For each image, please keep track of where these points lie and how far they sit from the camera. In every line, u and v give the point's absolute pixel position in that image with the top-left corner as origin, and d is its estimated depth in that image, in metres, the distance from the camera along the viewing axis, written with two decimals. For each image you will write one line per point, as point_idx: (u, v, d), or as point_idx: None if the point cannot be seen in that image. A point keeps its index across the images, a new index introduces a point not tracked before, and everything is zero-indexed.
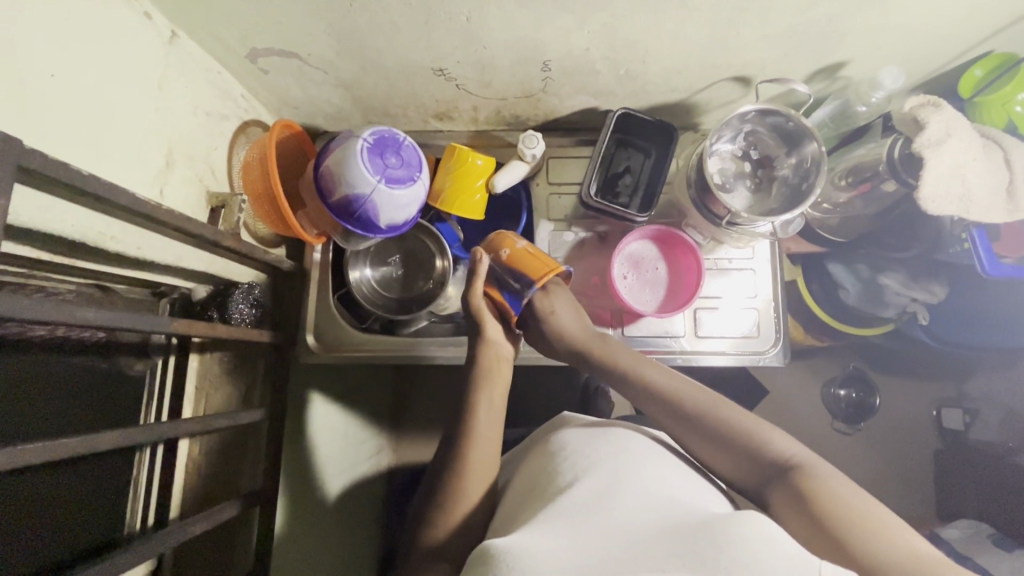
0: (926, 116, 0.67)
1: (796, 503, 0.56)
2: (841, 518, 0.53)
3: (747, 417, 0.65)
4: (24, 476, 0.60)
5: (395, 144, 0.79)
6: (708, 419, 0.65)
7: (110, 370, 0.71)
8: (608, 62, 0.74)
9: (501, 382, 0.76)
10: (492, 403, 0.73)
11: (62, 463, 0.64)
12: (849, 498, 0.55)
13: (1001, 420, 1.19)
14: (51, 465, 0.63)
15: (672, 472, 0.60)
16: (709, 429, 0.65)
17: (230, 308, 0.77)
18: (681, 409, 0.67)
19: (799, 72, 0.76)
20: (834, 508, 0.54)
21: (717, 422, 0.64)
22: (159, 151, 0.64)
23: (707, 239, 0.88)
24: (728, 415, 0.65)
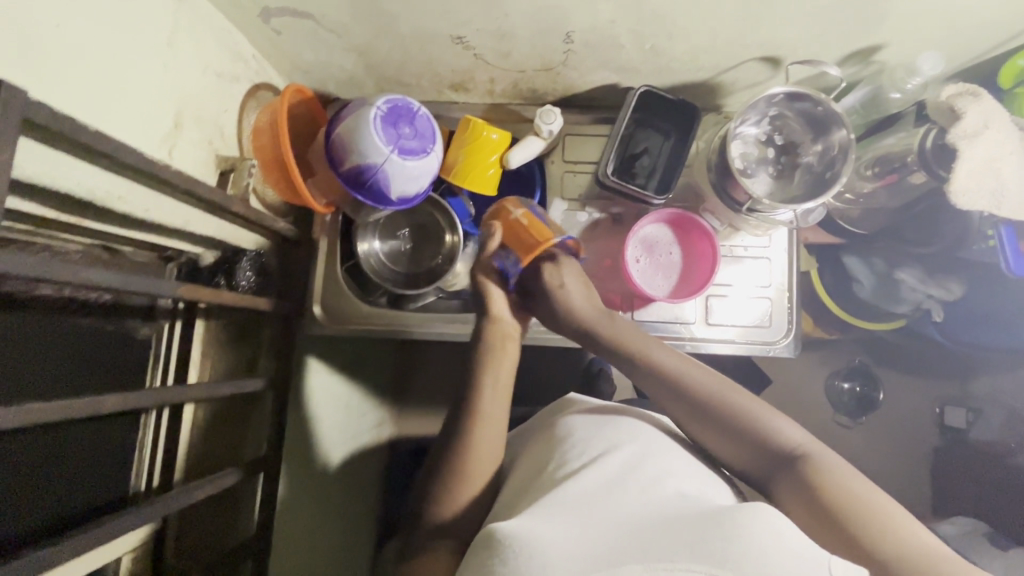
0: (964, 105, 0.64)
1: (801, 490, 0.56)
2: (851, 509, 0.52)
3: (752, 403, 0.64)
4: (30, 434, 0.60)
5: (409, 114, 0.77)
6: (715, 405, 0.64)
7: (117, 332, 0.71)
8: (633, 36, 0.71)
9: (508, 356, 0.76)
10: (499, 379, 0.73)
11: (68, 423, 0.65)
12: (856, 489, 0.54)
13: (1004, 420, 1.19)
14: (57, 424, 0.63)
15: (679, 462, 0.59)
16: (716, 417, 0.64)
17: (236, 274, 0.78)
18: (688, 394, 0.66)
19: (832, 54, 0.73)
20: (842, 501, 0.53)
21: (723, 408, 0.64)
22: (168, 111, 0.62)
23: (724, 225, 0.86)
24: (734, 401, 0.64)
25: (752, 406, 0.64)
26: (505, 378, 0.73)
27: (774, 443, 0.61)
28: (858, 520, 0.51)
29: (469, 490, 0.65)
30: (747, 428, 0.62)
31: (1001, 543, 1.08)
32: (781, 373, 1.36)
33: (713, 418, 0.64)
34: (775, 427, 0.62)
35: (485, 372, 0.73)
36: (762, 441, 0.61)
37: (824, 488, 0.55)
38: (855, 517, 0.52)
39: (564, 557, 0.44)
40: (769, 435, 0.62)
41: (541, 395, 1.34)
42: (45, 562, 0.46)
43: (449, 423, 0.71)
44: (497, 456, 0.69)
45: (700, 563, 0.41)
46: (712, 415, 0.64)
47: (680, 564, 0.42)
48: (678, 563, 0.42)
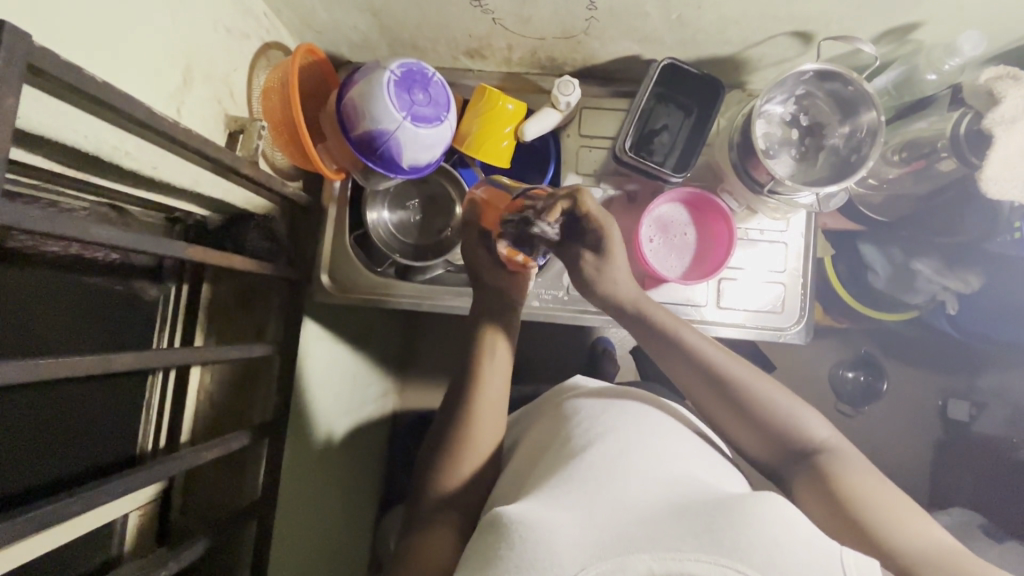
0: (1003, 90, 0.62)
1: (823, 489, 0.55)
2: (873, 512, 0.52)
3: (783, 395, 0.63)
4: (39, 390, 0.60)
5: (424, 80, 0.74)
6: (743, 392, 0.63)
7: (124, 293, 0.71)
8: (660, 4, 0.68)
9: (506, 329, 0.76)
10: (498, 351, 0.73)
11: (76, 380, 0.65)
12: (877, 491, 0.54)
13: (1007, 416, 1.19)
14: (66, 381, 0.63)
15: (685, 445, 0.59)
16: (740, 406, 0.63)
17: (245, 240, 0.74)
18: (715, 382, 0.65)
19: (867, 31, 0.70)
20: (864, 496, 0.53)
21: (752, 397, 0.63)
22: (176, 66, 0.60)
23: (742, 206, 0.84)
24: (764, 391, 0.63)
25: (776, 396, 0.63)
26: (502, 350, 0.74)
27: (796, 440, 0.61)
28: (877, 518, 0.51)
29: (473, 463, 0.65)
30: (767, 418, 0.62)
31: (996, 536, 1.08)
32: (786, 360, 1.36)
33: (736, 404, 0.64)
34: (796, 418, 0.62)
35: (484, 346, 0.73)
36: (783, 431, 0.62)
37: (843, 483, 0.55)
38: (874, 513, 0.52)
39: (572, 543, 0.44)
40: (794, 430, 0.61)
41: (544, 373, 1.34)
42: (55, 515, 0.46)
43: (454, 396, 0.72)
44: (500, 430, 0.69)
45: (709, 552, 0.41)
46: (734, 401, 0.64)
47: (689, 552, 0.42)
48: (685, 552, 0.42)
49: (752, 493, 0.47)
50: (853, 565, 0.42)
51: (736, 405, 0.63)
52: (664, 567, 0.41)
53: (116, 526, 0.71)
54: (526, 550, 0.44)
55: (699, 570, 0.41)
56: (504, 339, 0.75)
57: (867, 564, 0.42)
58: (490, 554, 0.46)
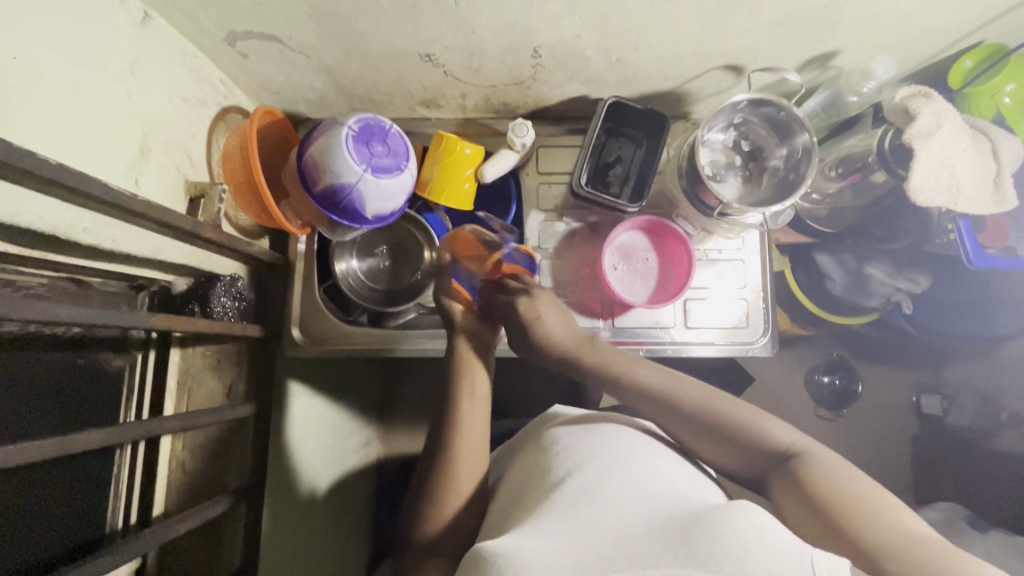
0: (916, 107, 0.67)
1: (796, 492, 0.57)
2: (840, 506, 0.53)
3: (741, 409, 0.66)
4: None
5: (382, 132, 0.77)
6: (704, 413, 0.66)
7: (87, 366, 0.69)
8: (600, 49, 0.73)
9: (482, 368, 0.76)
10: (477, 389, 0.74)
11: (29, 466, 0.62)
12: (842, 482, 0.55)
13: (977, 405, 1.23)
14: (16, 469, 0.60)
15: (668, 464, 0.61)
16: (703, 425, 0.65)
17: (211, 302, 0.74)
18: (676, 410, 0.67)
19: (791, 61, 0.75)
20: (831, 493, 0.54)
21: (713, 417, 0.65)
22: (132, 138, 0.61)
23: (698, 229, 0.87)
24: (721, 408, 0.65)
25: (739, 413, 0.65)
26: (481, 390, 0.74)
27: (759, 447, 0.63)
28: (853, 518, 0.51)
29: (456, 501, 0.65)
30: (735, 435, 0.64)
31: (981, 527, 1.11)
32: (761, 371, 1.39)
33: (703, 424, 0.65)
34: (768, 430, 0.63)
35: (463, 383, 0.74)
36: (756, 443, 0.63)
37: (817, 487, 0.55)
38: (845, 513, 0.52)
39: (547, 569, 0.44)
40: (756, 436, 0.63)
41: (528, 405, 1.34)
42: None
43: (431, 440, 0.71)
44: (481, 467, 0.69)
45: (683, 565, 0.42)
46: (695, 422, 0.66)
47: (663, 568, 0.43)
48: (660, 568, 0.43)
49: (728, 504, 0.49)
50: (822, 566, 0.43)
51: (704, 426, 0.65)
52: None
53: None
54: None
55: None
56: (480, 377, 0.75)
57: (837, 563, 0.43)
58: None
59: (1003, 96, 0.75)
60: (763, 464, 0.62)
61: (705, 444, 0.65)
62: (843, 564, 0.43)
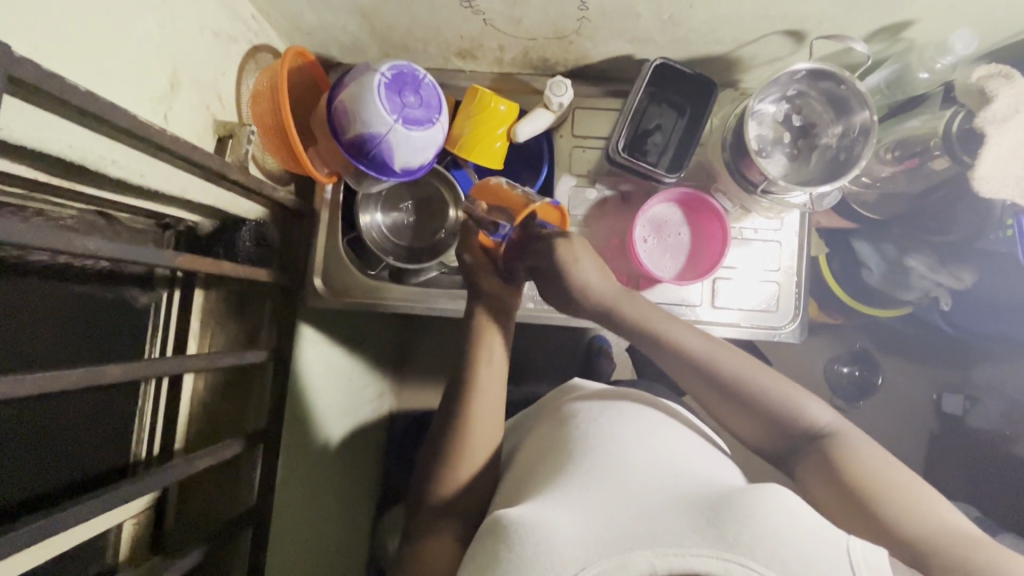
0: (995, 89, 0.61)
1: (826, 472, 0.57)
2: (879, 496, 0.53)
3: (777, 382, 0.64)
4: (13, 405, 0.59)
5: (415, 82, 0.74)
6: (740, 386, 0.64)
7: (115, 300, 0.71)
8: (652, 4, 0.68)
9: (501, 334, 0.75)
10: (495, 357, 0.73)
11: (55, 396, 0.63)
12: (877, 468, 0.56)
13: (1002, 409, 1.18)
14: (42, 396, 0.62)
15: (685, 443, 0.60)
16: (738, 397, 0.64)
17: (235, 245, 0.75)
18: (711, 380, 0.65)
19: (858, 29, 0.69)
20: (871, 482, 0.54)
21: (748, 389, 0.63)
22: (162, 71, 0.59)
23: (736, 206, 0.83)
24: (759, 380, 0.64)
25: (777, 388, 0.63)
26: (499, 357, 0.73)
27: (789, 424, 0.62)
28: (893, 508, 0.52)
29: (470, 465, 0.66)
30: (768, 410, 0.63)
31: (990, 529, 1.10)
32: (781, 356, 1.37)
33: (737, 398, 0.64)
34: (802, 407, 0.62)
35: (480, 349, 0.73)
36: (785, 419, 0.62)
37: (850, 472, 0.56)
38: (885, 501, 0.53)
39: (571, 543, 0.45)
40: (788, 413, 0.62)
41: (542, 371, 1.35)
42: (41, 531, 0.46)
43: (448, 401, 0.72)
44: (496, 436, 0.69)
45: (711, 545, 0.42)
46: (731, 394, 0.64)
47: (692, 547, 0.42)
48: (687, 547, 0.42)
49: (752, 486, 0.49)
50: (860, 558, 0.43)
51: (736, 399, 0.64)
52: (665, 564, 0.42)
53: (109, 538, 0.71)
54: (527, 551, 0.45)
55: (704, 566, 0.41)
56: (498, 345, 0.74)
57: (874, 551, 0.44)
58: (491, 557, 0.47)
59: None
60: (789, 442, 0.62)
61: (734, 416, 0.65)
62: (881, 557, 0.43)
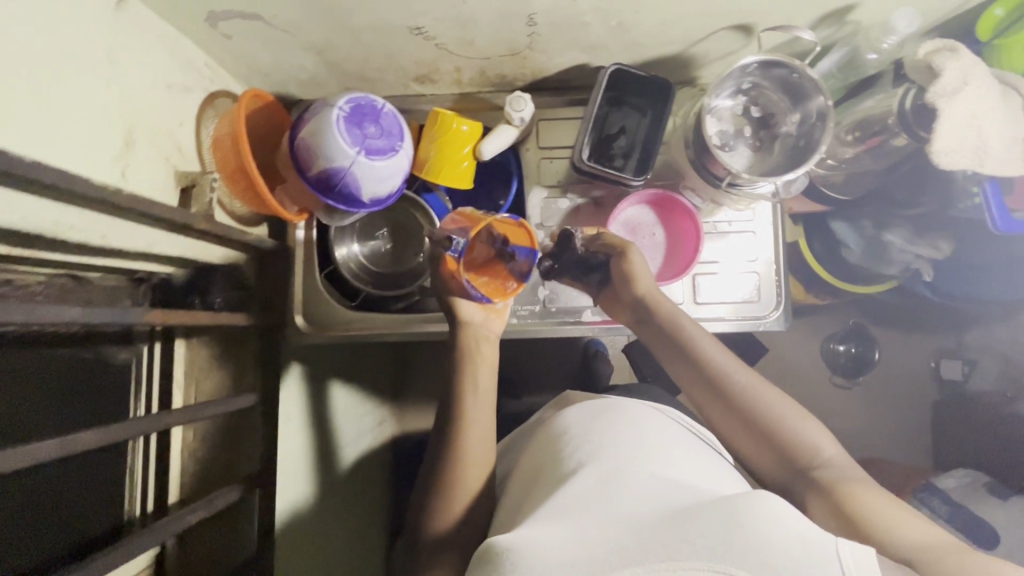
0: (940, 63, 0.61)
1: (823, 495, 0.60)
2: (874, 515, 0.55)
3: (786, 405, 0.68)
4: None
5: (374, 112, 0.75)
6: (750, 404, 0.68)
7: (94, 360, 0.72)
8: (599, 13, 0.68)
9: (486, 360, 0.75)
10: (482, 383, 0.73)
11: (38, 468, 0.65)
12: (866, 494, 0.58)
13: (1000, 369, 1.23)
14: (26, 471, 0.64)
15: (675, 453, 0.61)
16: (744, 415, 0.68)
17: (210, 294, 0.77)
18: (724, 391, 0.69)
19: (804, 18, 0.70)
20: (864, 502, 0.57)
21: (758, 410, 0.67)
22: (116, 130, 0.59)
23: (706, 202, 0.84)
24: (767, 400, 0.68)
25: (786, 413, 0.67)
26: (485, 382, 0.74)
27: (793, 449, 0.65)
28: (879, 521, 0.54)
29: (470, 486, 0.66)
30: (772, 431, 0.66)
31: (1000, 493, 1.10)
32: (774, 341, 1.37)
33: (743, 416, 0.68)
34: (806, 435, 0.65)
35: (464, 370, 0.74)
36: (786, 445, 0.65)
37: (845, 493, 0.58)
38: (876, 519, 0.55)
39: (564, 563, 0.44)
40: (794, 439, 0.65)
41: (541, 381, 1.35)
42: None
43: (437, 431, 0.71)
44: (486, 467, 0.68)
45: (703, 558, 0.42)
46: (742, 413, 0.68)
47: (683, 562, 0.42)
48: (679, 562, 0.42)
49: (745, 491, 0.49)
50: (849, 556, 0.43)
51: (745, 417, 0.68)
52: None
53: None
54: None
55: None
56: (483, 368, 0.75)
57: (862, 550, 0.43)
58: None
59: None
60: (788, 472, 0.65)
61: (741, 436, 0.68)
62: (869, 556, 0.43)
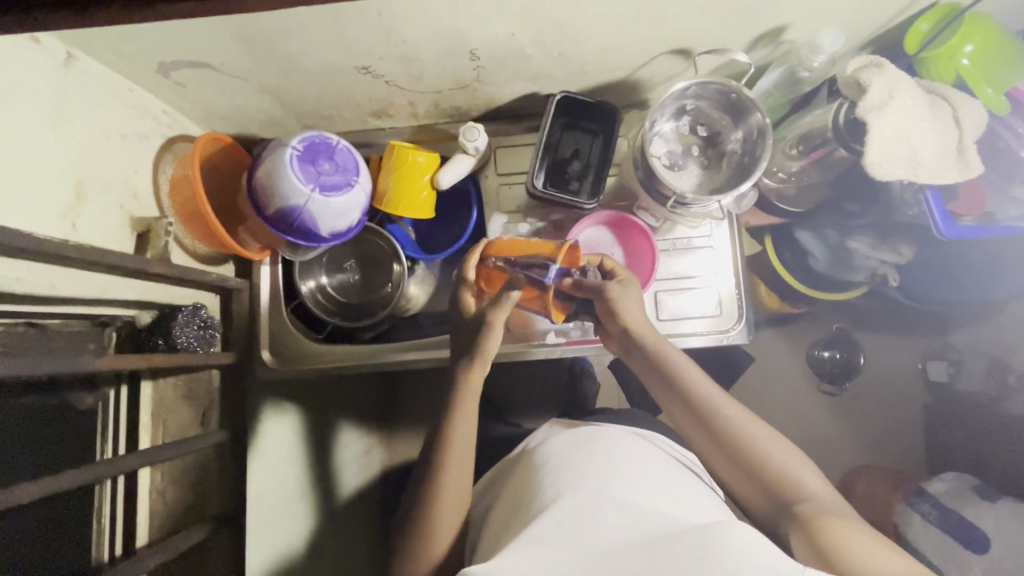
0: (868, 78, 0.63)
1: (803, 532, 0.61)
2: (849, 551, 0.56)
3: (773, 441, 0.69)
4: None
5: (328, 149, 0.76)
6: (736, 439, 0.69)
7: (57, 406, 0.72)
8: (539, 45, 0.70)
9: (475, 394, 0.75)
10: (469, 420, 0.74)
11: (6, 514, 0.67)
12: (844, 530, 0.58)
13: (987, 368, 1.22)
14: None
15: (653, 475, 0.63)
16: (730, 450, 0.69)
17: (175, 333, 0.74)
18: (710, 425, 0.70)
19: (739, 40, 0.72)
20: (841, 539, 0.57)
21: (744, 445, 0.68)
22: (66, 183, 0.60)
23: (660, 221, 0.86)
24: (754, 435, 0.69)
25: (774, 451, 0.68)
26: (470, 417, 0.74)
27: (779, 486, 0.66)
28: (852, 556, 0.55)
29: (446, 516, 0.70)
30: (756, 466, 0.67)
31: (988, 495, 1.08)
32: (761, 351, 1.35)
33: (729, 450, 0.69)
34: (792, 473, 0.67)
35: (456, 406, 0.74)
36: (772, 482, 0.67)
37: (823, 530, 0.59)
38: (849, 557, 0.55)
39: None
40: (781, 476, 0.66)
41: (526, 402, 1.35)
42: None
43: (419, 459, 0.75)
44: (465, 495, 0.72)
45: None
46: (727, 448, 0.69)
47: None
48: None
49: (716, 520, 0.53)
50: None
51: (732, 451, 0.69)
52: None
53: None
54: None
55: None
56: (471, 402, 0.74)
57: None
58: None
59: (961, 58, 0.69)
60: (774, 508, 0.66)
61: (729, 470, 0.70)
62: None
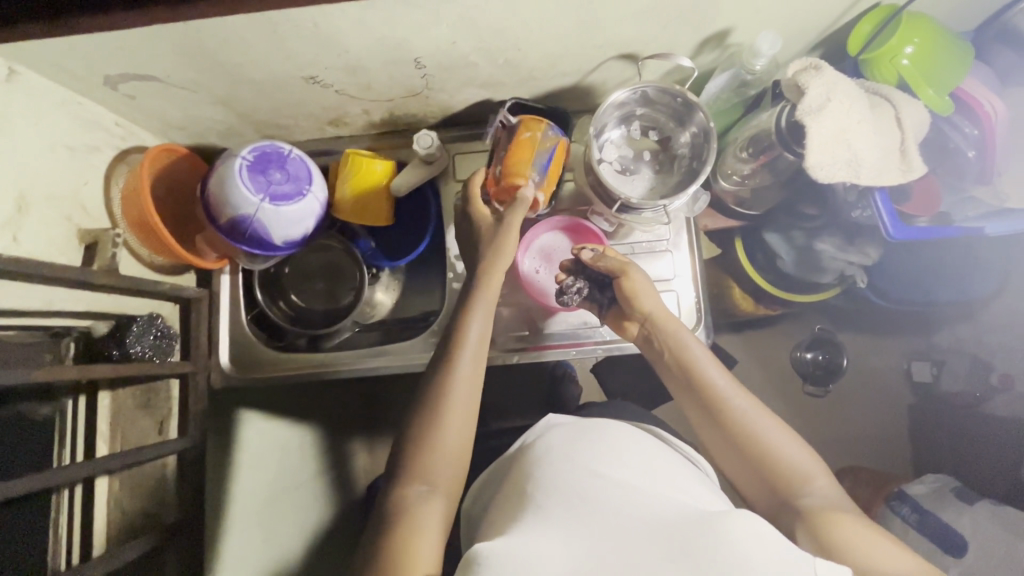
0: (805, 81, 0.63)
1: (807, 531, 0.61)
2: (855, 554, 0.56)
3: (783, 436, 0.68)
4: None
5: (279, 159, 0.77)
6: (747, 433, 0.68)
7: (10, 417, 0.71)
8: (483, 53, 0.71)
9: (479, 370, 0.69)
10: (469, 400, 0.67)
11: None
12: (849, 532, 0.59)
13: (969, 368, 1.21)
14: None
15: (646, 465, 0.60)
16: (737, 445, 0.68)
17: (130, 343, 0.75)
18: (719, 419, 0.69)
19: (684, 44, 0.72)
20: (845, 543, 0.58)
21: (755, 440, 0.67)
22: (4, 196, 0.60)
23: (614, 226, 0.86)
24: (765, 431, 0.68)
25: (783, 447, 0.67)
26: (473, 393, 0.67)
27: (784, 484, 0.65)
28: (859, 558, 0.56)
29: (440, 509, 0.61)
30: (764, 463, 0.67)
31: (967, 498, 1.07)
32: (742, 353, 1.34)
33: (736, 446, 0.68)
34: (799, 471, 0.66)
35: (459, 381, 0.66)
36: (776, 480, 0.66)
37: (830, 531, 0.59)
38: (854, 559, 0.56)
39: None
40: (788, 473, 0.66)
41: (504, 407, 1.34)
42: None
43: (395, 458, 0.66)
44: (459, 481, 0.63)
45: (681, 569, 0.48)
46: (733, 443, 0.69)
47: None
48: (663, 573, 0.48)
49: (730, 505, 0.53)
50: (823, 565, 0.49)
51: (739, 446, 0.68)
52: None
53: None
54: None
55: None
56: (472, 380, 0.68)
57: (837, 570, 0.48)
58: None
59: (902, 58, 0.69)
60: (776, 505, 0.66)
61: (734, 463, 0.69)
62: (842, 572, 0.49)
